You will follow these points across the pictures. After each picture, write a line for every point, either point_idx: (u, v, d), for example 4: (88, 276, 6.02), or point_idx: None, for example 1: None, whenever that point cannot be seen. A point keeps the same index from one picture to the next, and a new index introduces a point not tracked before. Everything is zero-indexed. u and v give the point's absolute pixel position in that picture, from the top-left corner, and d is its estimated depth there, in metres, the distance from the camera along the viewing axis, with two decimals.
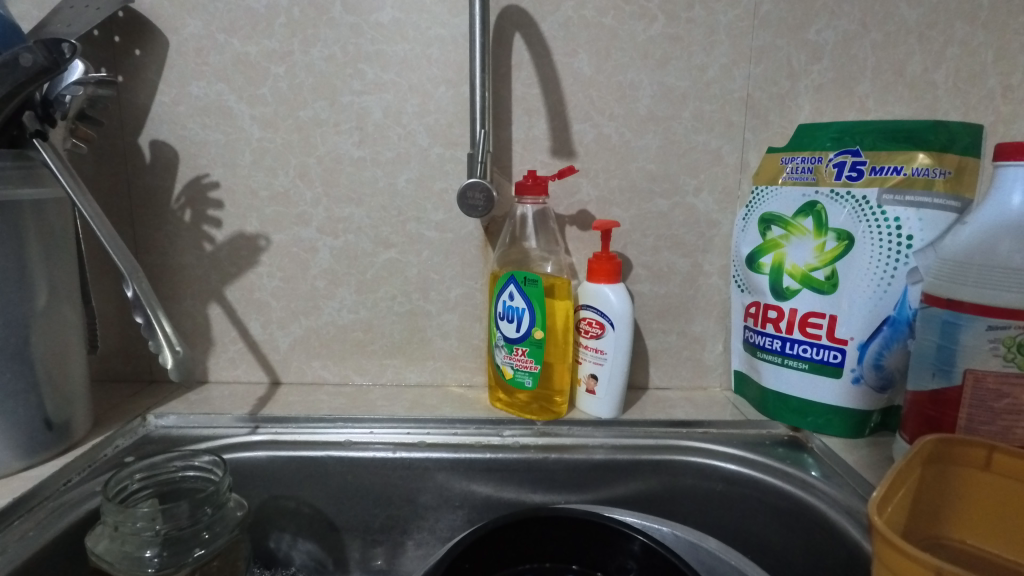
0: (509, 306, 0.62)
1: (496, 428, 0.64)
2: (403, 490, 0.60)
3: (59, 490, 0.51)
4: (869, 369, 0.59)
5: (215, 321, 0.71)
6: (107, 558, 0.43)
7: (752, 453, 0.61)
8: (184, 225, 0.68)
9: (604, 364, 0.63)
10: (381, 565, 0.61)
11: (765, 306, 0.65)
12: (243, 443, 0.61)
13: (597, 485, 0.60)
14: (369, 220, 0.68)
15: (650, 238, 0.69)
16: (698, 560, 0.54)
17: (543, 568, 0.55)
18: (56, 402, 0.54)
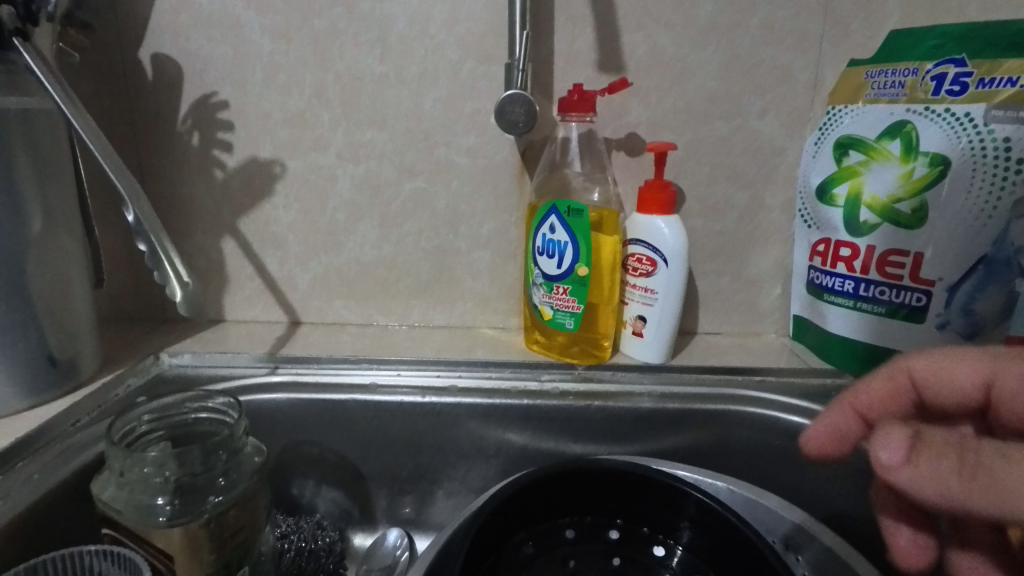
0: (550, 240, 0.56)
1: (533, 373, 0.59)
2: (433, 438, 0.56)
3: (66, 432, 0.48)
4: (957, 314, 0.53)
5: (230, 256, 0.66)
6: (115, 506, 0.39)
7: (817, 404, 0.55)
8: (192, 150, 0.62)
9: (654, 305, 0.57)
10: (409, 514, 0.58)
11: (835, 244, 0.58)
12: (262, 385, 0.57)
13: (643, 436, 0.55)
14: (393, 145, 0.62)
15: (707, 167, 0.62)
16: (757, 519, 0.49)
17: (584, 522, 0.50)
18: (59, 338, 0.50)
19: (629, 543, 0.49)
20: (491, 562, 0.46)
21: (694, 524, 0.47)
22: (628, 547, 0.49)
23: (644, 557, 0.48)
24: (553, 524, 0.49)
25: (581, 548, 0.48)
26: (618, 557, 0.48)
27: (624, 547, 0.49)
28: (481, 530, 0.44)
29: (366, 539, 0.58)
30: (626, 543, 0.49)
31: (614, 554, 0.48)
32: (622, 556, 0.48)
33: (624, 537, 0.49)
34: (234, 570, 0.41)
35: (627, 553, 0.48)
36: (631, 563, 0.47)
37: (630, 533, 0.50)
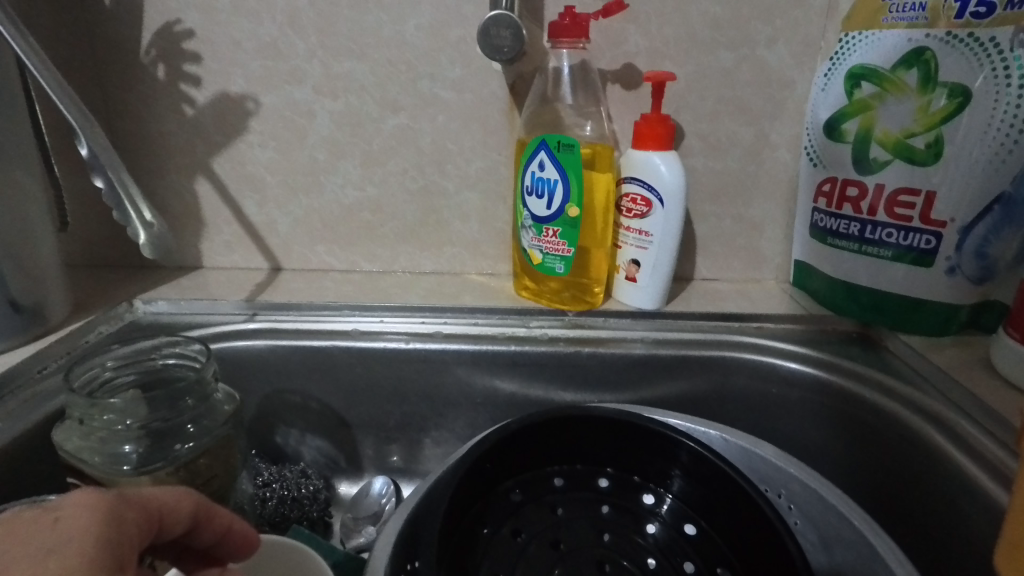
0: (539, 178, 0.52)
1: (522, 319, 0.56)
2: (419, 385, 0.54)
3: (33, 380, 0.46)
4: (969, 258, 0.50)
5: (205, 199, 0.63)
6: (79, 455, 0.37)
7: (816, 350, 0.53)
8: (158, 83, 0.58)
9: (649, 248, 0.54)
10: (397, 463, 0.57)
11: (843, 184, 0.55)
12: (240, 332, 0.55)
13: (635, 383, 0.54)
14: (374, 78, 0.58)
15: (709, 102, 0.58)
16: (751, 467, 0.47)
17: (573, 471, 0.48)
18: (22, 282, 0.48)
19: (619, 491, 0.48)
20: (479, 510, 0.44)
21: (688, 474, 0.46)
22: (618, 496, 0.48)
23: (633, 506, 0.47)
24: (544, 472, 0.48)
25: (570, 496, 0.47)
26: (608, 505, 0.47)
27: (614, 496, 0.48)
28: (468, 478, 0.42)
29: (352, 488, 0.57)
30: (616, 492, 0.48)
31: (605, 502, 0.47)
32: (611, 504, 0.47)
33: (615, 486, 0.48)
34: None
35: (617, 502, 0.48)
36: (620, 512, 0.47)
37: (620, 481, 0.48)
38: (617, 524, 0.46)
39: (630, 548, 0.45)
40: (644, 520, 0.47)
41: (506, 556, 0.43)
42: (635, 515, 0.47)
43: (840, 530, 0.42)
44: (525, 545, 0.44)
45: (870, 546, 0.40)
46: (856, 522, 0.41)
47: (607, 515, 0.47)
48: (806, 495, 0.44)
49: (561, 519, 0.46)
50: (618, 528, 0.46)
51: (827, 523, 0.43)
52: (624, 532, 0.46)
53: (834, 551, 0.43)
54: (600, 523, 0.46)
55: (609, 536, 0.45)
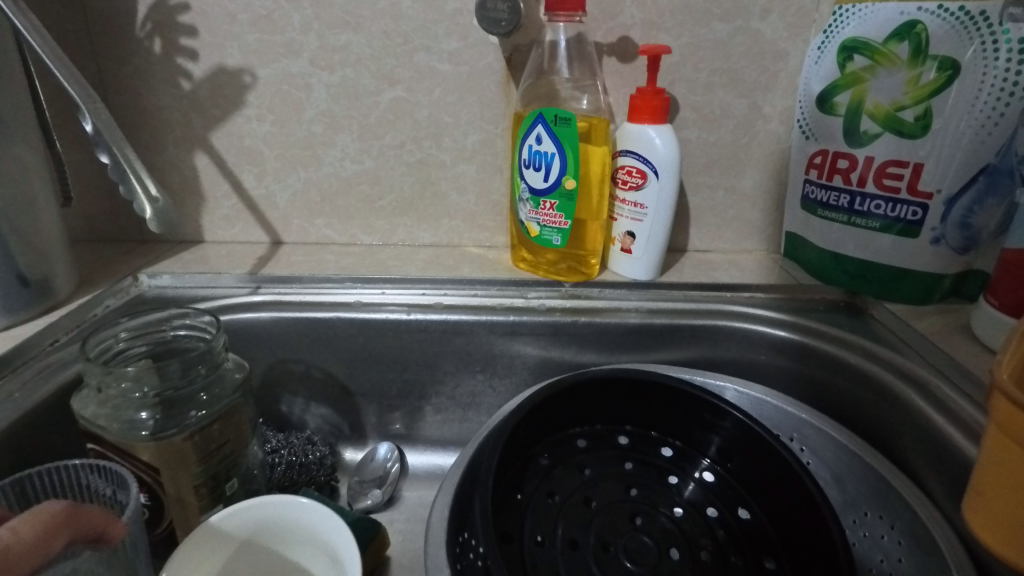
0: (536, 152, 0.53)
1: (520, 290, 0.58)
2: (420, 354, 0.56)
3: (45, 352, 0.47)
4: (953, 228, 0.51)
5: (204, 173, 0.63)
6: (96, 421, 0.39)
7: (802, 317, 0.55)
8: (154, 57, 0.58)
9: (643, 220, 0.55)
10: (400, 431, 0.59)
11: (834, 156, 0.55)
12: (244, 305, 0.56)
13: (627, 349, 0.56)
14: (370, 50, 0.58)
15: (703, 74, 0.58)
16: (763, 415, 0.51)
17: (594, 430, 0.53)
18: (29, 256, 0.48)
19: (640, 447, 0.53)
20: (515, 474, 0.48)
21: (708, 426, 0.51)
22: (639, 453, 0.53)
23: (654, 460, 0.52)
24: (568, 436, 0.52)
25: (595, 454, 0.52)
26: (630, 461, 0.52)
27: (635, 451, 0.53)
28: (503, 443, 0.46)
29: (358, 454, 0.59)
30: (636, 448, 0.53)
31: (629, 458, 0.52)
32: (634, 459, 0.52)
33: (635, 443, 0.53)
34: (224, 481, 0.42)
35: (640, 458, 0.52)
36: (642, 467, 0.52)
37: (638, 438, 0.54)
38: (643, 477, 0.51)
39: (656, 497, 0.50)
40: (665, 472, 0.52)
41: (544, 517, 0.47)
42: (657, 469, 0.52)
43: (853, 467, 0.46)
44: (561, 503, 0.48)
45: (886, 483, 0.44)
46: (867, 459, 0.46)
47: (632, 468, 0.52)
48: (818, 439, 0.49)
49: (589, 477, 0.51)
50: (643, 480, 0.51)
51: (840, 464, 0.47)
52: (650, 483, 0.51)
53: (846, 485, 0.47)
54: (628, 477, 0.51)
55: (637, 489, 0.50)
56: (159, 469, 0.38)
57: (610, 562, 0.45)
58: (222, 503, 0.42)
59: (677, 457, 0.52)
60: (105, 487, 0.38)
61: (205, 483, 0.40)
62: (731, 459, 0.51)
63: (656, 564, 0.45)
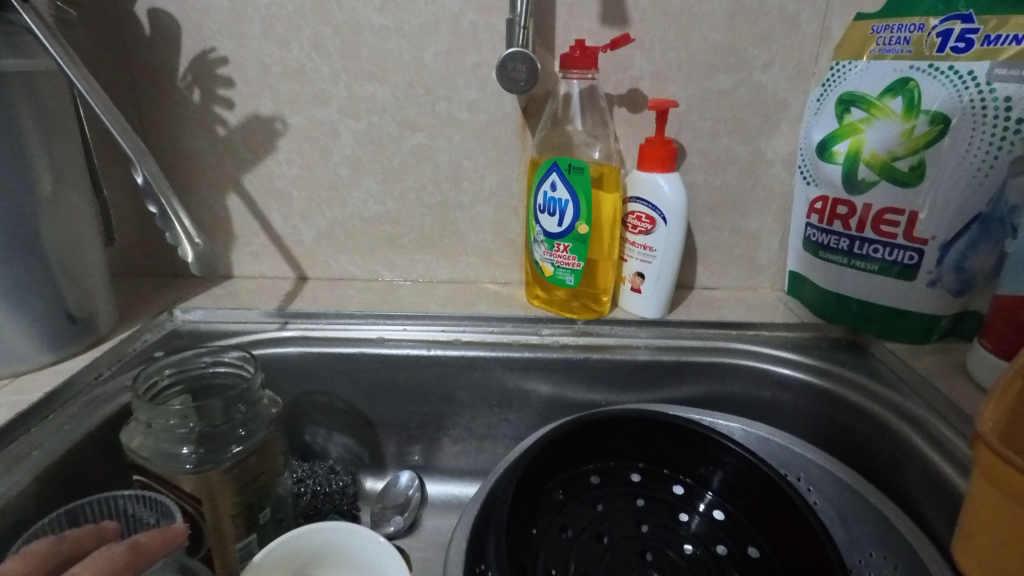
0: (551, 197, 0.56)
1: (534, 326, 0.60)
2: (438, 388, 0.59)
3: (89, 385, 0.50)
4: (949, 271, 0.54)
5: (236, 212, 0.67)
6: (143, 453, 0.41)
7: (805, 356, 0.57)
8: (193, 106, 0.62)
9: (653, 262, 0.58)
10: (418, 461, 0.61)
11: (833, 202, 0.58)
12: (273, 339, 0.59)
13: (639, 387, 0.58)
14: (395, 99, 0.62)
15: (708, 122, 0.62)
16: (770, 454, 0.54)
17: (607, 468, 0.56)
18: (77, 294, 0.52)
19: (652, 486, 0.56)
20: (530, 509, 0.51)
21: (715, 464, 0.53)
22: (650, 491, 0.55)
23: (664, 497, 0.55)
24: (582, 472, 0.55)
25: (607, 491, 0.55)
26: (642, 498, 0.55)
27: (647, 489, 0.55)
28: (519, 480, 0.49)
29: (378, 483, 0.61)
30: (647, 486, 0.55)
31: (640, 495, 0.55)
32: (645, 496, 0.55)
33: (648, 482, 0.56)
34: (257, 510, 0.44)
35: (651, 495, 0.55)
36: (652, 505, 0.54)
37: (649, 476, 0.56)
38: (654, 514, 0.54)
39: (667, 534, 0.52)
40: (675, 509, 0.54)
41: (558, 550, 0.50)
42: (666, 505, 0.54)
43: (856, 506, 0.48)
44: (574, 538, 0.51)
45: (886, 518, 0.46)
46: (867, 498, 0.48)
47: (643, 505, 0.54)
48: (823, 478, 0.51)
49: (601, 513, 0.53)
50: (654, 517, 0.53)
51: (844, 503, 0.49)
52: (661, 520, 0.53)
53: (852, 525, 0.49)
54: (640, 513, 0.54)
55: (647, 526, 0.53)
56: (200, 500, 0.41)
57: None
58: (255, 531, 0.44)
59: (687, 495, 0.55)
60: (149, 516, 0.41)
61: (241, 512, 0.43)
62: (738, 497, 0.53)
63: None
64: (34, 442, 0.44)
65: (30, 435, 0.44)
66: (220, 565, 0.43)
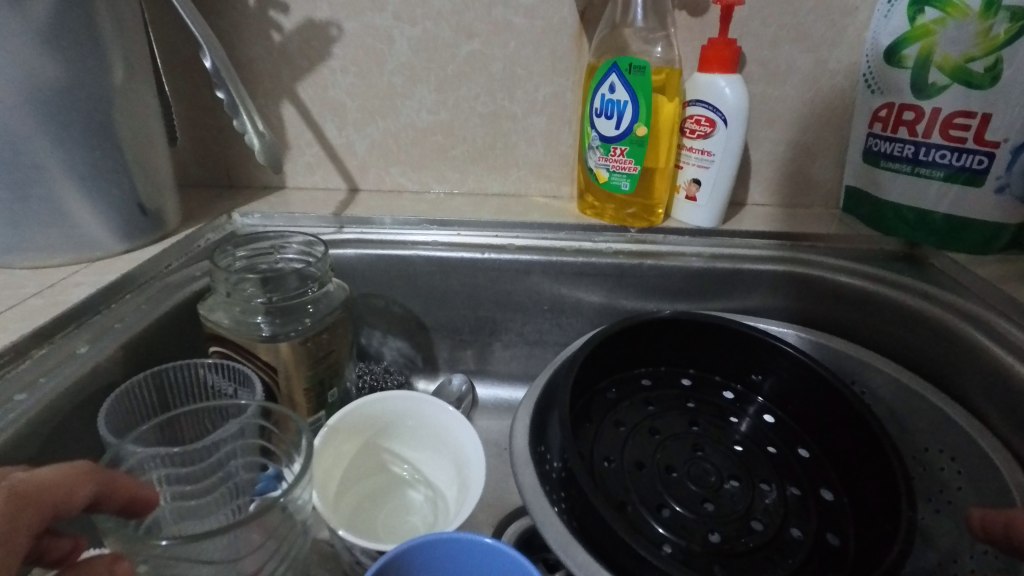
0: (609, 100, 0.56)
1: (587, 234, 0.61)
2: (492, 292, 0.60)
3: (163, 273, 0.52)
4: (1019, 176, 0.52)
5: (290, 122, 0.67)
6: (222, 323, 0.43)
7: (859, 264, 0.57)
8: (249, 10, 0.62)
9: (710, 168, 0.57)
10: (470, 365, 0.63)
11: (899, 109, 0.57)
12: (332, 242, 0.60)
13: (691, 295, 0.59)
14: (451, 3, 0.61)
15: (771, 28, 0.60)
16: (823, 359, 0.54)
17: (658, 372, 0.57)
18: (147, 187, 0.53)
19: (702, 390, 0.57)
20: (584, 405, 0.52)
21: (767, 368, 0.55)
22: (700, 394, 0.56)
23: (714, 400, 0.56)
24: (634, 375, 0.56)
25: (658, 392, 0.56)
26: (692, 400, 0.56)
27: (697, 393, 0.56)
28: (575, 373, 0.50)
29: (430, 385, 0.63)
30: (697, 391, 0.56)
31: (691, 397, 0.56)
32: (695, 399, 0.56)
33: (698, 387, 0.57)
34: (327, 389, 0.46)
35: (701, 398, 0.56)
36: (702, 406, 0.55)
37: (700, 381, 0.57)
38: (704, 415, 0.55)
39: (718, 433, 0.53)
40: (726, 411, 0.55)
41: (613, 441, 0.51)
42: (717, 408, 0.55)
43: (911, 404, 0.49)
44: (627, 433, 0.52)
45: (946, 414, 0.46)
46: (926, 395, 0.48)
47: (694, 406, 0.55)
48: (878, 380, 0.51)
49: (653, 412, 0.54)
50: (704, 418, 0.54)
51: (897, 402, 0.50)
52: (711, 420, 0.54)
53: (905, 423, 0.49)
54: (691, 414, 0.54)
55: (698, 425, 0.54)
56: (277, 369, 0.43)
57: (676, 484, 0.48)
58: (324, 408, 0.46)
59: (737, 399, 0.56)
60: (226, 386, 0.43)
61: (313, 388, 0.45)
62: (789, 400, 0.54)
63: (718, 486, 0.48)
64: (116, 316, 0.46)
65: (112, 310, 0.46)
66: None
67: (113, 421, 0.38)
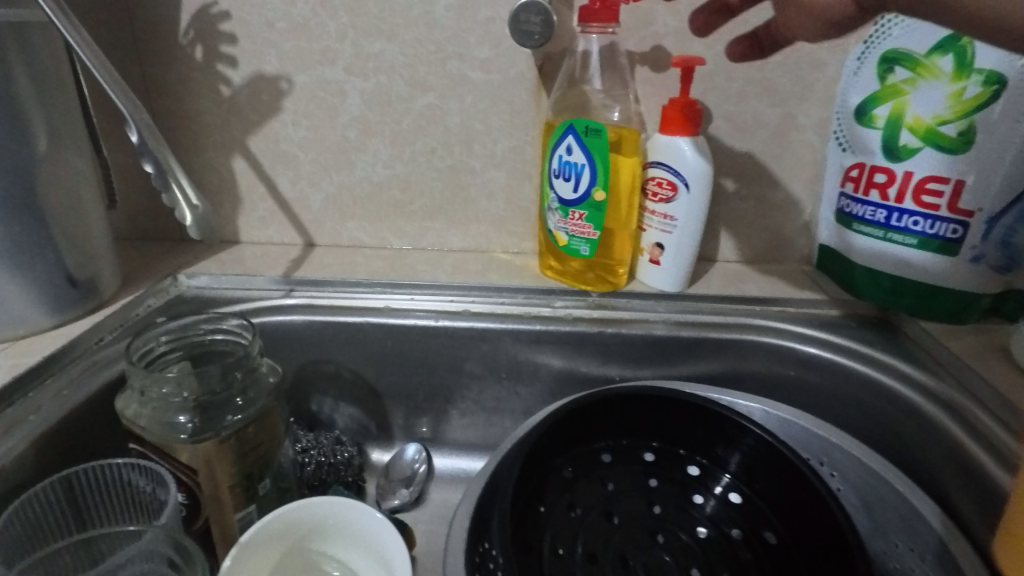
0: (566, 162, 0.53)
1: (547, 298, 0.58)
2: (446, 359, 0.57)
3: (91, 349, 0.49)
4: (994, 247, 0.50)
5: (241, 176, 0.65)
6: (139, 421, 0.41)
7: (830, 333, 0.54)
8: (196, 63, 0.60)
9: (673, 232, 0.55)
10: (426, 433, 0.60)
11: (871, 169, 0.54)
12: (278, 307, 0.57)
13: (655, 362, 0.56)
14: (404, 57, 0.59)
15: (737, 84, 0.58)
16: (792, 436, 0.51)
17: (619, 445, 0.53)
18: (77, 257, 0.51)
19: (666, 466, 0.53)
20: (538, 483, 0.48)
21: (732, 445, 0.51)
22: (664, 471, 0.53)
23: (678, 478, 0.52)
24: (593, 449, 0.53)
25: (619, 469, 0.52)
26: (653, 477, 0.52)
27: (659, 469, 0.53)
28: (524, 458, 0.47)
29: (384, 455, 0.60)
30: (661, 467, 0.53)
31: (654, 474, 0.53)
32: (659, 477, 0.53)
33: (661, 462, 0.53)
34: (257, 481, 0.43)
35: (665, 475, 0.53)
36: (664, 485, 0.52)
37: (664, 455, 0.54)
38: (666, 495, 0.52)
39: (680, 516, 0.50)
40: (690, 490, 0.52)
41: (564, 528, 0.48)
42: (681, 485, 0.52)
43: (882, 493, 0.46)
44: (582, 518, 0.49)
45: (916, 511, 0.43)
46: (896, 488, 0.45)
47: (656, 486, 0.52)
48: (847, 461, 0.48)
49: (612, 492, 0.51)
50: (667, 498, 0.51)
51: (869, 489, 0.47)
52: (676, 501, 0.51)
53: (876, 513, 0.46)
54: (653, 495, 0.51)
55: (659, 508, 0.51)
56: (197, 470, 0.40)
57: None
58: (254, 502, 0.43)
59: (702, 475, 0.52)
60: (144, 484, 0.40)
61: (240, 483, 0.42)
62: (756, 480, 0.50)
63: None
64: (32, 406, 0.43)
65: (28, 400, 0.43)
66: (220, 534, 0.43)
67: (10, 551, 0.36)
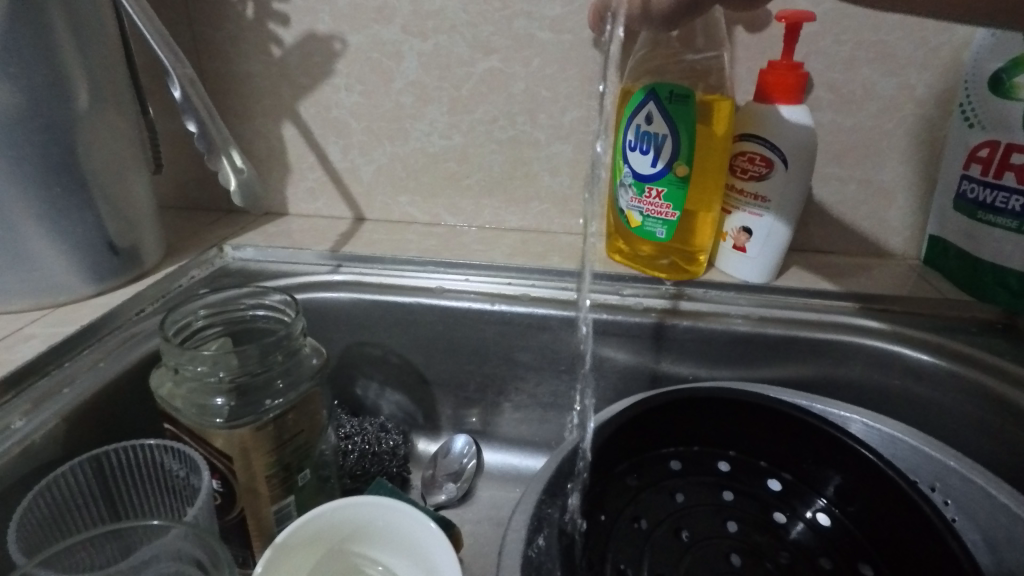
0: (644, 132, 0.47)
1: (614, 286, 0.52)
2: (501, 348, 0.52)
3: (130, 322, 0.47)
4: None
5: (291, 144, 0.61)
6: (172, 401, 0.38)
7: (945, 338, 0.47)
8: (246, 21, 0.56)
9: (763, 216, 0.48)
10: (475, 425, 0.56)
11: (1006, 149, 0.46)
12: (324, 283, 0.54)
13: (735, 362, 0.49)
14: (466, 15, 0.53)
15: (846, 47, 0.50)
16: (896, 457, 0.44)
17: (690, 452, 0.48)
18: (119, 224, 0.48)
19: (744, 480, 0.47)
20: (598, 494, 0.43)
21: (828, 462, 0.44)
22: (742, 485, 0.47)
23: (758, 495, 0.46)
24: (664, 456, 0.47)
25: (690, 480, 0.47)
26: (729, 490, 0.46)
27: (737, 484, 0.47)
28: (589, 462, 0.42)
29: (430, 446, 0.56)
30: (738, 481, 0.47)
31: (730, 488, 0.46)
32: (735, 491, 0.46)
33: (739, 476, 0.47)
34: (296, 472, 0.40)
35: (743, 489, 0.46)
36: (742, 502, 0.46)
37: (743, 468, 0.48)
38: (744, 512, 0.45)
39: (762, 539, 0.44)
40: (772, 509, 0.45)
41: (630, 544, 0.42)
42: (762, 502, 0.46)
43: (1013, 532, 0.39)
44: (648, 532, 0.43)
45: None
46: None
47: (732, 502, 0.46)
48: (967, 490, 0.41)
49: (682, 504, 0.45)
50: (746, 516, 0.45)
51: (995, 525, 0.40)
52: (756, 520, 0.45)
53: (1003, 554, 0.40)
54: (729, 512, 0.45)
55: (736, 525, 0.44)
56: (232, 458, 0.37)
57: None
58: (293, 493, 0.40)
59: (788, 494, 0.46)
60: (178, 469, 0.37)
61: (277, 474, 0.38)
62: (853, 504, 0.44)
63: None
64: (66, 378, 0.41)
65: (63, 372, 0.41)
66: (255, 528, 0.39)
67: (34, 535, 0.34)
